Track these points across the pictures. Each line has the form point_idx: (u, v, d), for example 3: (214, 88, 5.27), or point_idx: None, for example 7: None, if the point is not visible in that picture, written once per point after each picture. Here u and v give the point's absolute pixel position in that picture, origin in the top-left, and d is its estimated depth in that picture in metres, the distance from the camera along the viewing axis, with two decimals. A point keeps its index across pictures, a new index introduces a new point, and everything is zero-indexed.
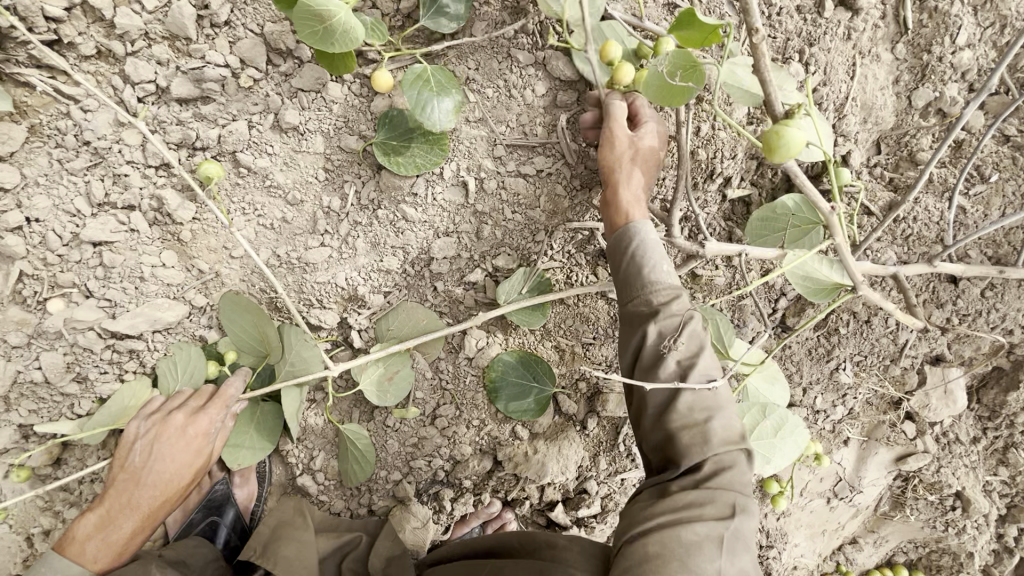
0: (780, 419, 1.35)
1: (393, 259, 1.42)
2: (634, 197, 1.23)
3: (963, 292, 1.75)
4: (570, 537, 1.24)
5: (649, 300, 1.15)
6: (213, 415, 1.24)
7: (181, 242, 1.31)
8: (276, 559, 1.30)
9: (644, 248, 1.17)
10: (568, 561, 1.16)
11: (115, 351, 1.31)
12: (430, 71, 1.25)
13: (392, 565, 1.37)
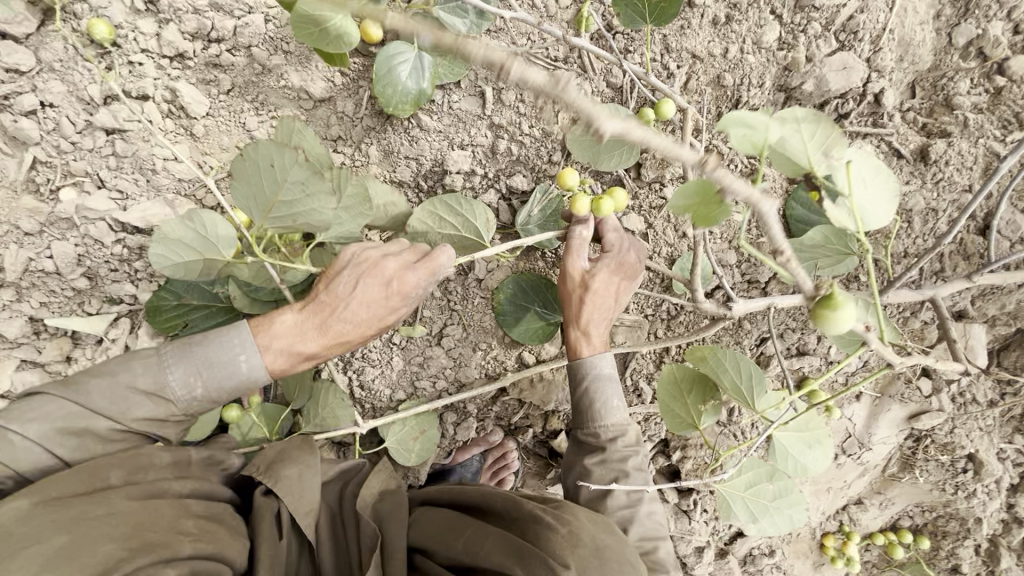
0: (781, 488, 1.27)
1: (405, 170, 1.41)
2: (590, 333, 1.24)
3: (993, 245, 1.69)
4: (558, 510, 1.09)
5: (594, 431, 1.22)
6: (417, 277, 1.18)
7: (195, 136, 1.30)
8: (278, 481, 1.14)
9: (598, 385, 1.22)
10: (551, 549, 1.00)
11: (125, 247, 1.32)
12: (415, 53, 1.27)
13: (386, 500, 1.22)
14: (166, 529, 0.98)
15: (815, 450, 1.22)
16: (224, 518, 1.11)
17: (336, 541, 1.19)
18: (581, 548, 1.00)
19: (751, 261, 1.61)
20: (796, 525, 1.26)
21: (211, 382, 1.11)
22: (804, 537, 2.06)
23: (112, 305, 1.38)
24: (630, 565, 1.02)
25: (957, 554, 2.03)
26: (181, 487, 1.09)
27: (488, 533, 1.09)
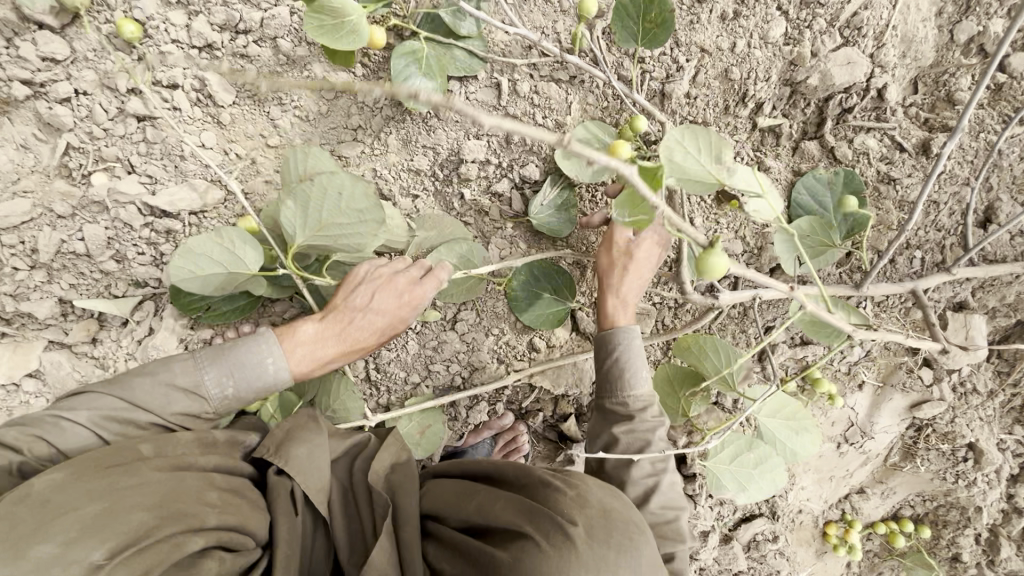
0: (761, 457, 1.41)
1: (423, 158, 1.45)
2: (620, 305, 1.36)
3: (992, 237, 1.74)
4: (567, 477, 1.13)
5: (624, 402, 1.27)
6: (427, 288, 1.32)
7: (221, 124, 1.35)
8: (290, 458, 1.16)
9: (629, 354, 1.29)
10: (559, 508, 1.04)
11: (153, 231, 1.37)
12: (427, 52, 1.33)
13: (399, 472, 1.24)
14: (192, 499, 0.99)
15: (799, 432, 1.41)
16: (245, 491, 1.11)
17: (350, 514, 1.21)
18: (589, 508, 1.03)
19: (757, 251, 1.65)
20: (777, 487, 1.41)
21: (240, 382, 1.20)
22: (806, 525, 2.09)
23: (137, 288, 1.43)
24: (641, 529, 1.04)
25: (958, 543, 2.06)
26: (206, 460, 1.10)
27: (497, 497, 1.13)
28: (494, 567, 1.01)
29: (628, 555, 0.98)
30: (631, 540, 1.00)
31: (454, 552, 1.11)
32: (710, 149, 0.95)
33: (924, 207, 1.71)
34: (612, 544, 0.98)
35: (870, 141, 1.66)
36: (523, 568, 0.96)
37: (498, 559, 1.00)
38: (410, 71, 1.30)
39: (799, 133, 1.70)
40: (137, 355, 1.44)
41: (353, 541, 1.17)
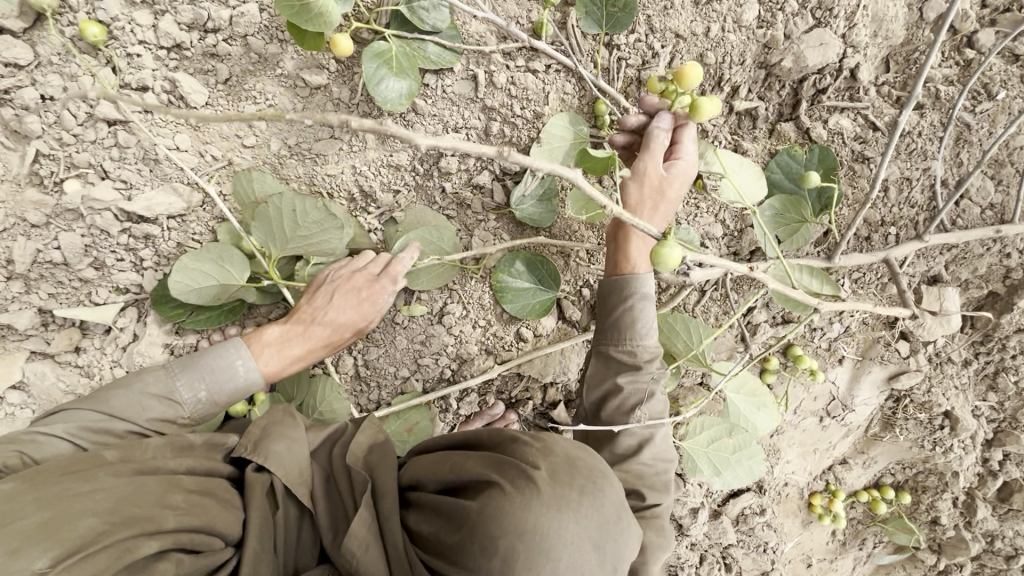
0: (740, 443, 1.49)
1: (402, 153, 1.45)
2: (637, 253, 1.29)
3: (965, 212, 1.78)
4: (537, 434, 1.18)
5: (632, 352, 1.27)
6: (385, 285, 1.36)
7: (195, 126, 1.33)
8: (268, 454, 1.18)
9: (644, 303, 1.27)
10: (525, 457, 1.10)
11: (131, 236, 1.35)
12: (397, 52, 1.31)
13: (376, 452, 1.27)
14: (152, 503, 1.00)
15: (762, 409, 1.58)
16: (217, 489, 1.12)
17: (330, 496, 1.23)
18: (554, 456, 1.09)
19: (737, 233, 1.68)
20: (752, 476, 1.48)
21: (214, 386, 1.23)
22: (793, 497, 2.15)
23: (119, 294, 1.41)
24: (603, 473, 1.09)
25: (937, 507, 2.14)
26: (177, 463, 1.11)
27: (470, 456, 1.17)
28: (465, 517, 1.05)
29: (590, 493, 1.03)
30: (591, 485, 1.05)
31: (432, 512, 1.13)
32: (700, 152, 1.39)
33: (897, 184, 1.75)
34: (573, 484, 1.04)
35: (844, 121, 1.68)
36: (490, 511, 1.01)
37: (469, 507, 1.05)
38: (381, 74, 1.28)
39: (776, 115, 1.71)
40: (124, 364, 1.43)
41: (334, 522, 1.19)
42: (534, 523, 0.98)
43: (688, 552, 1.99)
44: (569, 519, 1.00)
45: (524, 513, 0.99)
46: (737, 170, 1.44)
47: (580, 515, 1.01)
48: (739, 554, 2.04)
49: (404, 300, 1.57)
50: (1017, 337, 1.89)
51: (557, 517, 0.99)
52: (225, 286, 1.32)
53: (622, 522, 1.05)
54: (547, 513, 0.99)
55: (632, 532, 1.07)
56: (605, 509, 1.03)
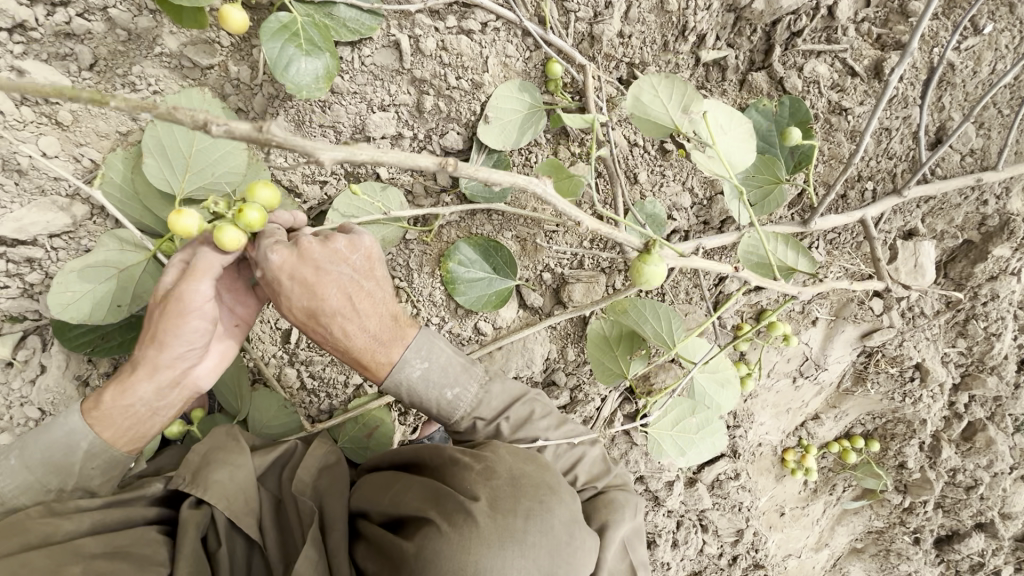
0: (704, 420, 1.39)
1: (323, 140, 1.25)
2: (357, 350, 1.09)
3: (945, 159, 1.67)
4: (477, 450, 1.09)
5: (453, 428, 1.19)
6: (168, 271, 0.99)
7: (61, 125, 1.10)
8: (207, 485, 1.06)
9: (411, 398, 1.13)
10: (464, 484, 1.01)
11: (10, 261, 1.16)
12: (302, 24, 1.08)
13: (325, 476, 1.17)
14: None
15: (726, 387, 1.37)
16: (130, 551, 0.99)
17: (282, 525, 1.13)
18: (495, 479, 1.01)
19: (707, 202, 1.54)
20: (718, 450, 1.41)
21: (25, 448, 1.05)
22: (767, 455, 2.17)
23: (15, 323, 1.24)
24: (553, 488, 1.02)
25: (904, 453, 2.18)
26: (77, 524, 0.98)
27: (411, 485, 1.07)
28: (401, 560, 0.97)
29: (536, 518, 0.96)
30: (536, 510, 0.97)
31: (376, 548, 1.06)
32: (680, 99, 1.02)
33: (876, 136, 1.61)
34: (516, 510, 0.97)
35: (821, 67, 1.52)
36: (426, 557, 0.93)
37: (406, 550, 0.97)
38: (290, 54, 1.06)
39: (746, 65, 1.54)
40: (34, 401, 1.27)
41: (286, 554, 1.10)
42: (476, 567, 0.91)
43: (666, 520, 2.01)
44: (513, 554, 0.93)
45: (463, 556, 0.92)
46: (726, 129, 1.04)
47: (525, 548, 0.94)
48: (715, 516, 2.08)
49: None
50: (990, 286, 1.85)
51: (498, 556, 0.92)
52: (124, 285, 1.12)
53: (576, 540, 0.98)
54: (486, 553, 0.92)
55: (589, 544, 1.00)
56: (554, 532, 0.97)
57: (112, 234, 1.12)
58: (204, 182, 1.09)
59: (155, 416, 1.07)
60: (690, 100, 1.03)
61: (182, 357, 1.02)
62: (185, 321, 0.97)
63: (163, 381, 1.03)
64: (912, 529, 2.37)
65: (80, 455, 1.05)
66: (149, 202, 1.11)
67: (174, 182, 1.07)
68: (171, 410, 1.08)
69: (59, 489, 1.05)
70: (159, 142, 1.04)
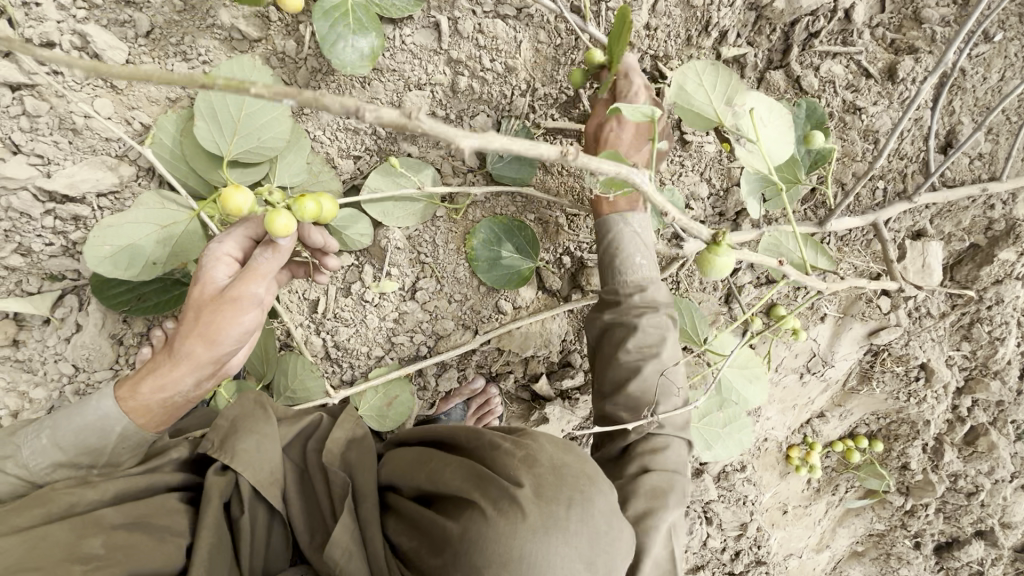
0: (730, 416, 1.45)
1: (360, 115, 1.31)
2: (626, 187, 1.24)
3: (954, 162, 1.73)
4: (517, 437, 1.08)
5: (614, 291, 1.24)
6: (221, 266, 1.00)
7: (116, 88, 1.17)
8: (235, 453, 1.05)
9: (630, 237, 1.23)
10: (507, 470, 1.01)
11: (57, 218, 1.22)
12: (353, 7, 1.14)
13: (354, 448, 1.15)
14: (59, 560, 0.85)
15: (754, 382, 1.35)
16: (152, 521, 0.96)
17: (307, 494, 1.12)
18: (538, 467, 1.00)
19: (723, 193, 1.60)
20: (743, 447, 1.47)
21: (58, 428, 1.02)
22: (772, 451, 2.21)
23: (54, 282, 1.29)
24: (594, 478, 1.00)
25: (907, 454, 2.21)
26: (99, 494, 0.96)
27: (449, 464, 1.08)
28: (446, 540, 0.98)
29: (578, 508, 0.95)
30: (576, 496, 0.96)
31: (409, 523, 1.07)
32: (725, 91, 1.00)
33: (888, 135, 1.67)
34: (559, 498, 0.95)
35: (836, 67, 1.58)
36: (472, 539, 0.93)
37: (451, 529, 0.97)
38: (338, 33, 1.12)
39: (764, 63, 1.61)
40: (69, 357, 1.32)
41: (313, 523, 1.10)
42: (520, 552, 0.91)
43: None
44: (558, 542, 0.92)
45: (509, 540, 0.91)
46: (768, 123, 0.99)
47: (569, 535, 0.93)
48: (719, 508, 2.12)
49: (373, 276, 1.47)
50: (995, 289, 1.89)
51: (541, 541, 0.91)
52: (166, 245, 1.16)
53: (615, 530, 0.97)
54: (534, 537, 0.91)
55: (627, 536, 0.99)
56: (596, 521, 0.95)
57: (157, 193, 1.16)
58: (253, 145, 1.15)
59: (186, 403, 1.07)
60: (733, 93, 1.00)
61: (226, 353, 1.01)
62: (238, 317, 0.98)
63: (205, 374, 1.03)
64: (913, 532, 2.39)
65: (114, 436, 1.03)
66: (196, 163, 1.17)
67: (223, 143, 1.12)
68: (201, 398, 1.08)
69: (88, 467, 1.04)
70: (211, 106, 1.10)
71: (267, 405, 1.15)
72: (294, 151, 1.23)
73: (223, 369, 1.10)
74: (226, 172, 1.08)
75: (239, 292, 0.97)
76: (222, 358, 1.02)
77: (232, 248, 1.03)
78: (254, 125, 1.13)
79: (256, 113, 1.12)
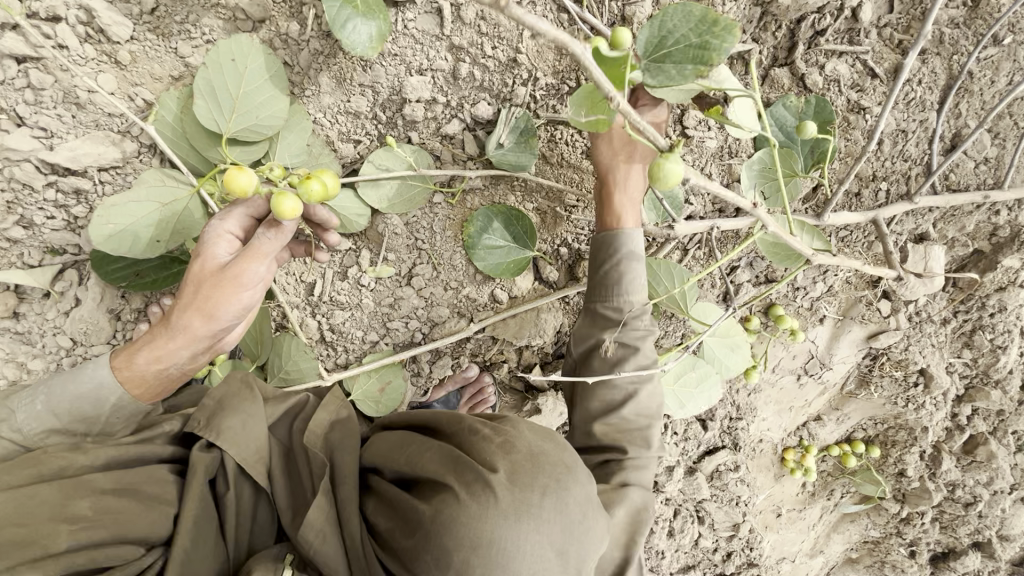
0: (704, 375, 1.45)
1: (361, 99, 1.32)
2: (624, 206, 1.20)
3: (959, 166, 1.71)
4: (498, 424, 1.08)
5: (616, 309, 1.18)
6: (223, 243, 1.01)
7: (119, 64, 1.18)
8: (221, 430, 1.04)
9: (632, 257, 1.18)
10: (484, 455, 1.00)
11: (59, 191, 1.23)
12: None
13: (336, 430, 1.16)
14: (45, 518, 0.87)
15: (734, 350, 1.44)
16: (139, 488, 0.96)
17: (292, 473, 1.11)
18: (514, 453, 0.99)
19: (723, 189, 1.59)
20: (711, 404, 1.46)
21: (53, 392, 1.03)
22: (766, 452, 2.19)
23: (55, 256, 1.30)
24: (571, 468, 1.00)
25: (904, 460, 2.19)
26: (90, 459, 0.96)
27: (428, 449, 1.08)
28: (419, 522, 0.97)
29: (553, 494, 0.94)
30: (551, 484, 0.95)
31: (387, 505, 1.07)
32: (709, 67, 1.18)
33: (893, 136, 1.66)
34: (534, 485, 0.95)
35: (842, 66, 1.57)
36: (442, 522, 0.92)
37: (423, 512, 0.96)
38: (346, 15, 1.10)
39: (770, 60, 1.60)
40: (67, 330, 1.33)
41: (295, 501, 1.09)
42: (490, 537, 0.90)
43: (663, 507, 2.07)
44: (529, 528, 0.91)
45: (479, 524, 0.90)
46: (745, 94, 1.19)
47: (541, 521, 0.92)
48: (712, 508, 2.12)
49: (369, 261, 1.48)
50: (998, 296, 1.87)
51: (513, 527, 0.91)
52: (164, 220, 1.17)
53: (589, 520, 0.97)
54: (505, 523, 0.90)
55: (601, 527, 0.99)
56: (569, 511, 0.95)
57: (157, 170, 1.18)
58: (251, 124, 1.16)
59: (181, 377, 1.07)
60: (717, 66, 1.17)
61: (223, 328, 1.02)
62: (237, 294, 0.98)
63: (201, 348, 1.03)
64: (908, 540, 2.37)
65: (108, 406, 1.04)
66: (196, 141, 1.18)
67: (222, 122, 1.13)
68: (195, 372, 1.09)
69: (84, 432, 1.05)
70: (210, 83, 1.11)
71: (252, 385, 1.15)
72: (291, 131, 1.25)
73: (219, 345, 1.10)
74: (225, 147, 1.09)
75: (239, 269, 0.97)
76: (218, 334, 1.03)
77: (235, 226, 1.04)
78: (252, 104, 1.15)
79: (254, 91, 1.15)
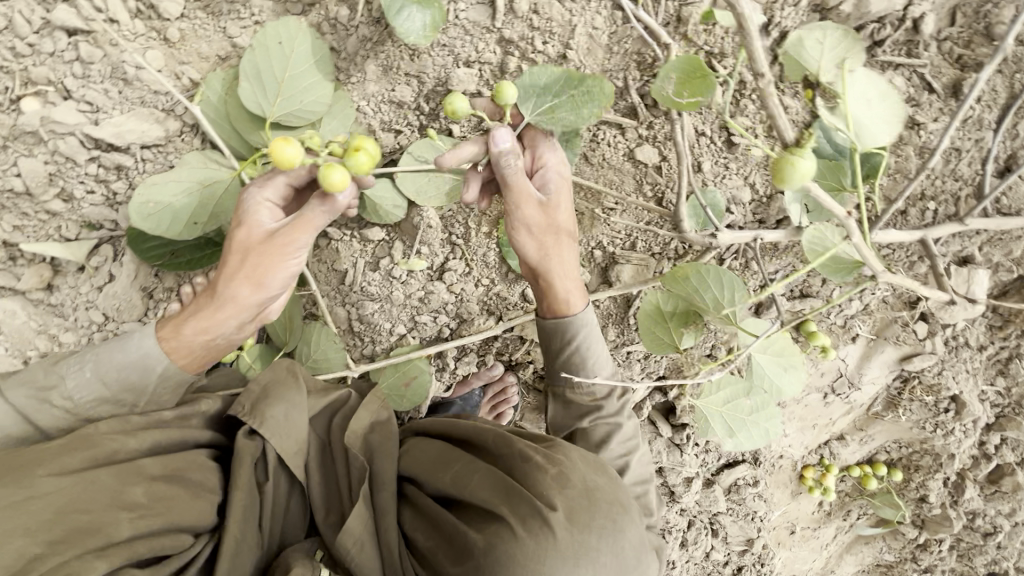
0: (759, 403, 1.39)
1: (406, 89, 1.30)
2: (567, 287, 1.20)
3: (1011, 189, 1.65)
4: (549, 452, 1.04)
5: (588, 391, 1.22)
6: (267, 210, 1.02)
7: (168, 41, 1.20)
8: (264, 418, 1.04)
9: (588, 343, 1.20)
10: (540, 488, 0.97)
11: (101, 166, 1.23)
12: None
13: (376, 432, 1.15)
14: (106, 505, 0.86)
15: (788, 372, 1.37)
16: (186, 474, 0.98)
17: (326, 467, 1.12)
18: (570, 488, 0.96)
19: (766, 200, 1.54)
20: (770, 436, 1.40)
21: (102, 361, 1.02)
22: (785, 468, 2.16)
23: (91, 231, 1.29)
24: (626, 507, 0.98)
25: (926, 486, 2.14)
26: (139, 443, 0.95)
27: (478, 472, 1.05)
28: (468, 549, 0.95)
29: (609, 537, 0.93)
30: (604, 523, 0.94)
31: (427, 522, 1.06)
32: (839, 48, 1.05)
33: (945, 155, 1.61)
34: (592, 527, 0.93)
35: (897, 79, 1.52)
36: (497, 557, 0.90)
37: (474, 541, 0.95)
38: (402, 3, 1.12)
39: None
40: (100, 305, 1.33)
41: (329, 498, 1.09)
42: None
43: (677, 517, 2.05)
44: (584, 569, 0.90)
45: (536, 564, 0.89)
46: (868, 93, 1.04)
47: (597, 563, 0.91)
48: (726, 521, 2.09)
49: (402, 253, 1.46)
50: None
51: (568, 566, 0.90)
52: (203, 202, 1.16)
53: (642, 562, 0.96)
54: (563, 564, 0.89)
55: (649, 564, 0.99)
56: (623, 554, 0.94)
57: (199, 152, 1.18)
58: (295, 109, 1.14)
59: (227, 348, 1.07)
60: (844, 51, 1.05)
61: (271, 297, 1.02)
62: (285, 262, 0.99)
63: (248, 317, 1.03)
64: (922, 567, 2.33)
65: (154, 377, 1.04)
66: (237, 123, 1.17)
67: (267, 106, 1.12)
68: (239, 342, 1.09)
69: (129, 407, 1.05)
70: (256, 66, 1.10)
71: (298, 375, 1.16)
72: (334, 118, 1.22)
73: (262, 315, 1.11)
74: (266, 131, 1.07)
75: (287, 236, 0.98)
76: (264, 302, 1.03)
77: (274, 194, 1.04)
78: (296, 88, 1.13)
79: (299, 77, 1.13)
